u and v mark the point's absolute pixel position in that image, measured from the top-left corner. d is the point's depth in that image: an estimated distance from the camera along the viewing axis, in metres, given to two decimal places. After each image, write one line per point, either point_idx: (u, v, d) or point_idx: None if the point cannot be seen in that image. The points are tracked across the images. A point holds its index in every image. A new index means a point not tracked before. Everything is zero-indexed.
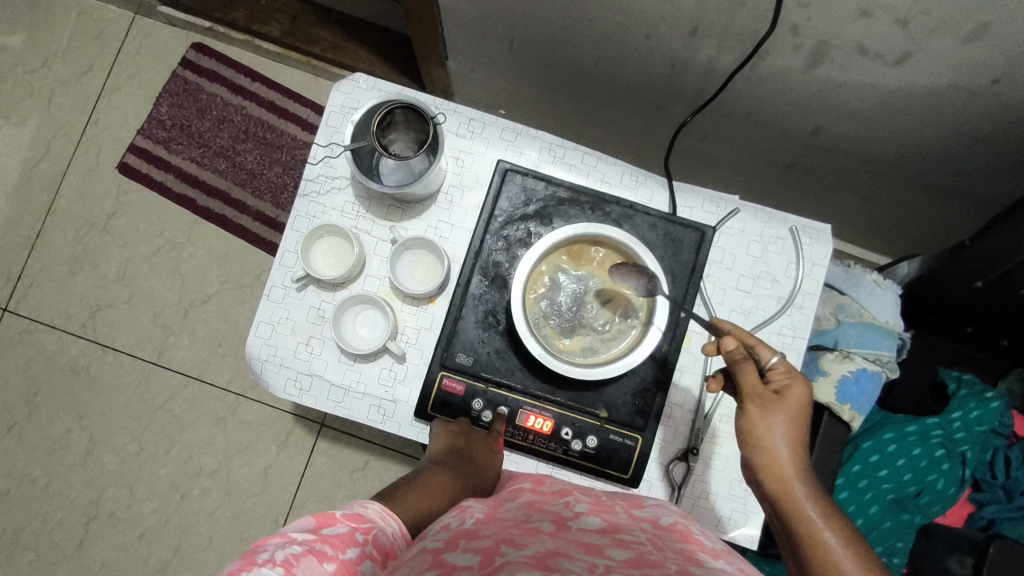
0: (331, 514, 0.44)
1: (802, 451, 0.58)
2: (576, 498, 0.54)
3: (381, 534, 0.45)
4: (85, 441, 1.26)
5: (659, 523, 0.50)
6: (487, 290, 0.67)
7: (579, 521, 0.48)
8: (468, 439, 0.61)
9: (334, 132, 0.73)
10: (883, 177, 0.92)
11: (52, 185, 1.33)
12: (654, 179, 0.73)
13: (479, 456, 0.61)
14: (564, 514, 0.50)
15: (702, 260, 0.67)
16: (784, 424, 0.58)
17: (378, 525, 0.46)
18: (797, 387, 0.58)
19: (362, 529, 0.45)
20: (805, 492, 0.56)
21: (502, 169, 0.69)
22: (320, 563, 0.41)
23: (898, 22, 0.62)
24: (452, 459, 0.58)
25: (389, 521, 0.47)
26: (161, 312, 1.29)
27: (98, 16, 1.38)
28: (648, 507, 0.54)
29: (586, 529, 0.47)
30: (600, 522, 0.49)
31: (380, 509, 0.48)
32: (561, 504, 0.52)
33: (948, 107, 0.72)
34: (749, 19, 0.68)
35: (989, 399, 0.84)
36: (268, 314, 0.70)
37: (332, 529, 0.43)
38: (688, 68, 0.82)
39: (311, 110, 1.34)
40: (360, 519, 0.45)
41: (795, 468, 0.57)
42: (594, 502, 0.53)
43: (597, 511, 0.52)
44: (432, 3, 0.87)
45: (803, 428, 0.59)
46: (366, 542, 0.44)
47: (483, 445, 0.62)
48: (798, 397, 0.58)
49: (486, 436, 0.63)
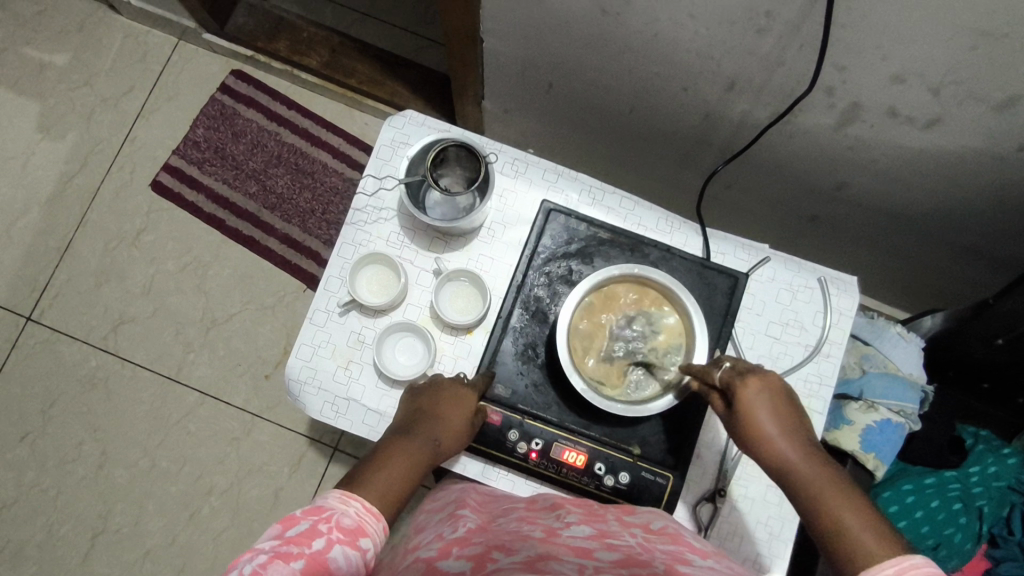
0: (293, 515, 0.46)
1: (802, 438, 0.56)
2: (568, 510, 0.56)
3: (344, 516, 0.47)
4: (98, 454, 1.25)
5: (649, 528, 0.52)
6: (528, 323, 0.69)
7: (569, 530, 0.51)
8: (427, 396, 0.63)
9: (384, 164, 0.76)
10: (902, 232, 0.95)
11: (85, 199, 1.36)
12: (688, 225, 0.76)
13: (442, 410, 0.62)
14: (554, 525, 0.52)
15: (735, 305, 0.70)
16: (767, 418, 0.57)
17: (339, 510, 0.48)
18: (756, 377, 0.58)
19: (324, 518, 0.46)
20: (816, 476, 0.53)
21: (546, 208, 0.72)
22: (288, 563, 0.42)
23: (930, 89, 0.66)
24: (414, 425, 0.60)
25: (350, 502, 0.49)
26: (183, 329, 1.31)
27: (143, 40, 1.43)
28: (639, 514, 0.56)
29: (576, 535, 0.50)
30: (589, 530, 0.51)
31: (339, 494, 0.50)
32: (553, 518, 0.54)
33: (973, 169, 0.76)
34: (787, 79, 0.72)
35: (1006, 455, 0.85)
36: (310, 336, 0.72)
37: (296, 528, 0.44)
38: (721, 121, 0.86)
39: (343, 139, 1.38)
40: (321, 511, 0.47)
41: (799, 455, 0.55)
42: (586, 513, 0.55)
43: (587, 521, 0.53)
44: (477, 47, 0.91)
45: (795, 418, 0.57)
46: (330, 529, 0.46)
47: (445, 396, 0.63)
48: (760, 385, 0.58)
49: (449, 383, 0.65)
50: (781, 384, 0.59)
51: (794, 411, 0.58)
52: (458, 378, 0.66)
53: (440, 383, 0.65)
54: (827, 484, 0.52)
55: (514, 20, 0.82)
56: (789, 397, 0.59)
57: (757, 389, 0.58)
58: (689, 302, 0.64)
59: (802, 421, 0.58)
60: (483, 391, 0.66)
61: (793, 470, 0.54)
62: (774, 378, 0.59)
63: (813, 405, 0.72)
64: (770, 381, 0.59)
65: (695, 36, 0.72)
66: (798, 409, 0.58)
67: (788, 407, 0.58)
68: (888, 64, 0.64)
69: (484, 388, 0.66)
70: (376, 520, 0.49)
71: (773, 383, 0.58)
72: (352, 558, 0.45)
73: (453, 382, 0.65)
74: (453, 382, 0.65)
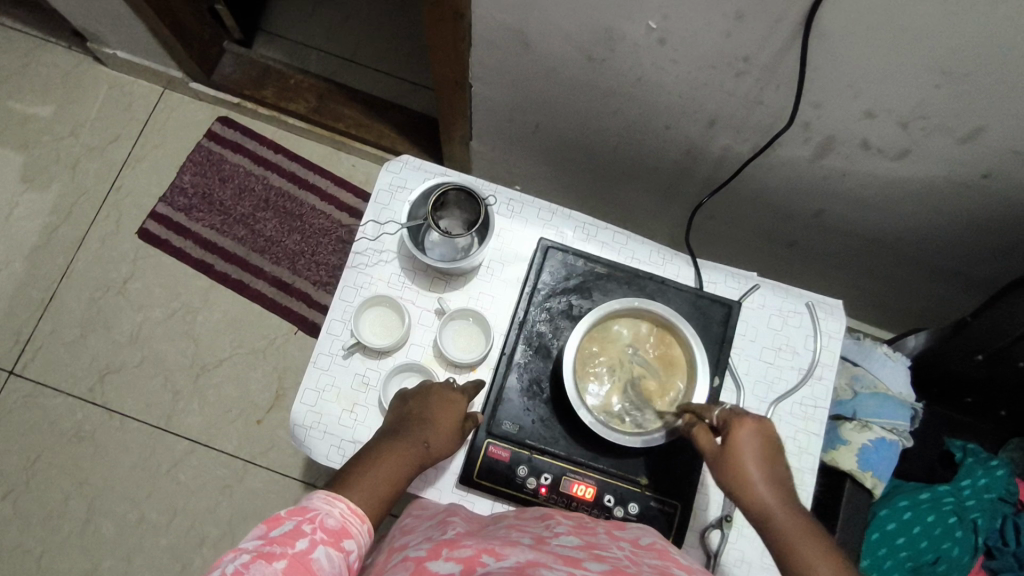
0: (278, 515, 0.47)
1: (783, 485, 0.57)
2: (558, 520, 0.56)
3: (328, 517, 0.49)
4: (84, 510, 1.22)
5: (639, 543, 0.53)
6: (531, 359, 0.70)
7: (558, 539, 0.51)
8: (417, 400, 0.65)
9: (383, 208, 0.78)
10: (880, 256, 1.00)
11: (69, 248, 1.35)
12: (680, 256, 0.79)
13: (433, 414, 0.64)
14: (543, 534, 0.53)
15: (730, 333, 0.72)
16: (754, 461, 0.57)
17: (324, 510, 0.49)
18: (749, 421, 0.59)
19: (308, 518, 0.48)
20: (794, 525, 0.54)
21: (544, 246, 0.74)
22: (269, 563, 0.43)
23: (899, 123, 0.70)
24: (404, 428, 0.62)
25: (335, 503, 0.51)
26: (172, 376, 1.29)
27: (128, 90, 1.44)
28: (629, 529, 0.57)
29: (565, 545, 0.50)
30: (578, 540, 0.51)
31: (325, 495, 0.51)
32: (543, 526, 0.55)
33: (942, 196, 0.81)
34: (765, 116, 0.77)
35: (995, 467, 0.87)
36: (314, 381, 0.72)
37: (280, 529, 0.46)
38: (703, 155, 0.90)
39: (331, 182, 1.40)
40: (305, 511, 0.48)
41: (781, 504, 0.56)
42: (576, 525, 0.55)
43: (577, 531, 0.54)
44: (465, 92, 0.95)
45: (778, 463, 0.58)
46: (314, 529, 0.47)
47: (435, 400, 0.65)
48: (754, 428, 0.59)
49: (439, 388, 0.66)
50: (773, 430, 0.59)
51: (778, 456, 0.59)
52: (449, 383, 0.67)
53: (430, 386, 0.66)
54: (805, 537, 0.53)
55: (504, 67, 0.86)
56: (777, 444, 0.59)
57: (749, 432, 0.58)
58: (702, 360, 0.65)
59: (784, 466, 0.59)
60: (472, 396, 0.68)
61: (772, 514, 0.55)
62: (768, 424, 0.59)
63: (810, 427, 0.74)
64: (763, 426, 0.59)
65: (678, 79, 0.76)
66: (784, 455, 0.59)
67: (774, 453, 0.59)
68: (860, 101, 0.69)
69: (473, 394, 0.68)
70: (360, 521, 0.51)
71: (766, 429, 0.59)
72: (335, 557, 0.47)
73: (444, 387, 0.66)
74: (443, 387, 0.66)
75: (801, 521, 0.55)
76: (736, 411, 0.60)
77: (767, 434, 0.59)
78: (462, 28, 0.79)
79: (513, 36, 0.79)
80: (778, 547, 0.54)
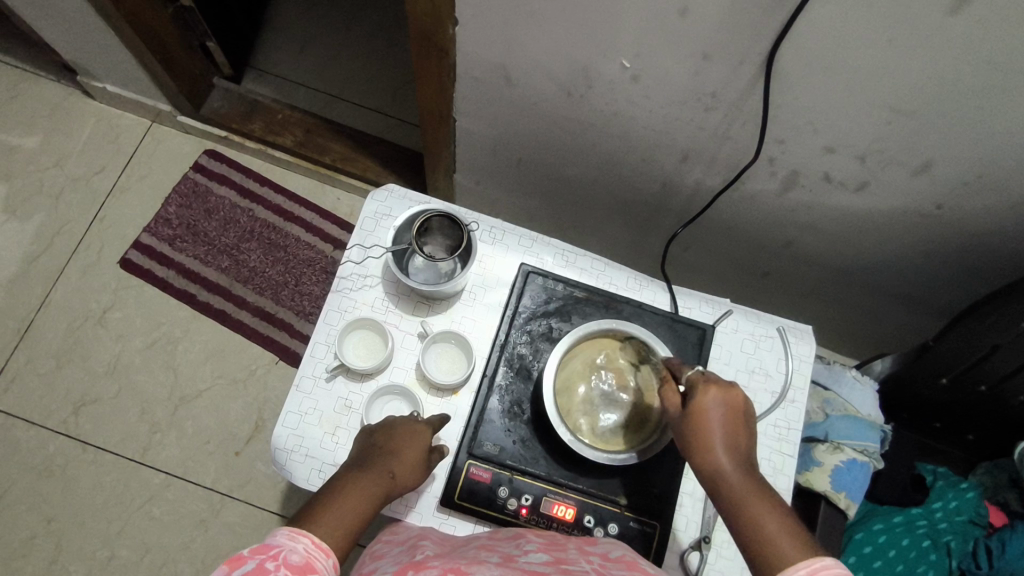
0: (239, 554, 0.43)
1: (744, 448, 0.56)
2: (529, 539, 0.57)
3: (291, 553, 0.45)
4: (52, 547, 1.18)
5: (608, 556, 0.54)
6: (512, 380, 0.72)
7: (526, 556, 0.52)
8: (386, 432, 0.64)
9: (368, 234, 0.80)
10: (848, 284, 1.04)
11: (49, 278, 1.34)
12: (655, 282, 0.82)
13: (397, 444, 0.63)
14: (513, 552, 0.54)
15: (705, 356, 0.74)
16: (720, 427, 0.55)
17: (288, 546, 0.46)
18: (717, 389, 0.57)
19: (271, 556, 0.44)
20: (747, 487, 0.53)
21: (525, 271, 0.76)
22: None
23: (857, 157, 0.75)
24: (369, 457, 0.60)
25: (299, 538, 0.47)
26: (149, 408, 1.27)
27: (116, 122, 1.46)
28: (601, 544, 0.57)
29: (532, 561, 0.51)
30: (546, 557, 0.52)
31: (288, 531, 0.47)
32: (513, 545, 0.56)
33: (901, 226, 0.85)
34: (733, 151, 0.81)
35: (965, 490, 0.89)
36: (296, 404, 0.72)
37: (242, 569, 0.42)
38: (676, 188, 0.94)
39: (316, 214, 1.42)
40: (267, 549, 0.44)
41: (736, 465, 0.54)
42: (547, 542, 0.56)
43: (547, 548, 0.55)
44: (448, 127, 0.98)
45: (745, 432, 0.56)
46: (277, 566, 0.43)
47: (400, 431, 0.64)
48: (720, 398, 0.57)
49: (403, 420, 0.65)
50: (742, 398, 0.57)
51: (747, 422, 0.57)
52: (411, 416, 0.67)
53: (394, 420, 0.65)
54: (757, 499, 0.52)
55: (487, 103, 0.90)
56: (746, 411, 0.57)
57: (717, 398, 0.57)
58: (667, 355, 0.67)
59: (750, 436, 0.57)
60: (436, 429, 0.68)
61: (729, 478, 0.54)
62: (737, 393, 0.57)
63: (785, 448, 0.76)
64: (732, 393, 0.57)
65: (652, 114, 0.80)
66: (752, 423, 0.57)
67: (742, 420, 0.57)
68: (820, 137, 0.74)
69: (439, 426, 0.68)
70: (326, 556, 0.47)
71: (734, 398, 0.57)
72: None
73: (408, 420, 0.66)
74: (407, 420, 0.66)
75: (764, 488, 0.53)
76: (702, 380, 0.58)
77: (739, 397, 0.57)
78: (447, 65, 0.83)
79: (495, 73, 0.83)
80: (728, 502, 0.53)
